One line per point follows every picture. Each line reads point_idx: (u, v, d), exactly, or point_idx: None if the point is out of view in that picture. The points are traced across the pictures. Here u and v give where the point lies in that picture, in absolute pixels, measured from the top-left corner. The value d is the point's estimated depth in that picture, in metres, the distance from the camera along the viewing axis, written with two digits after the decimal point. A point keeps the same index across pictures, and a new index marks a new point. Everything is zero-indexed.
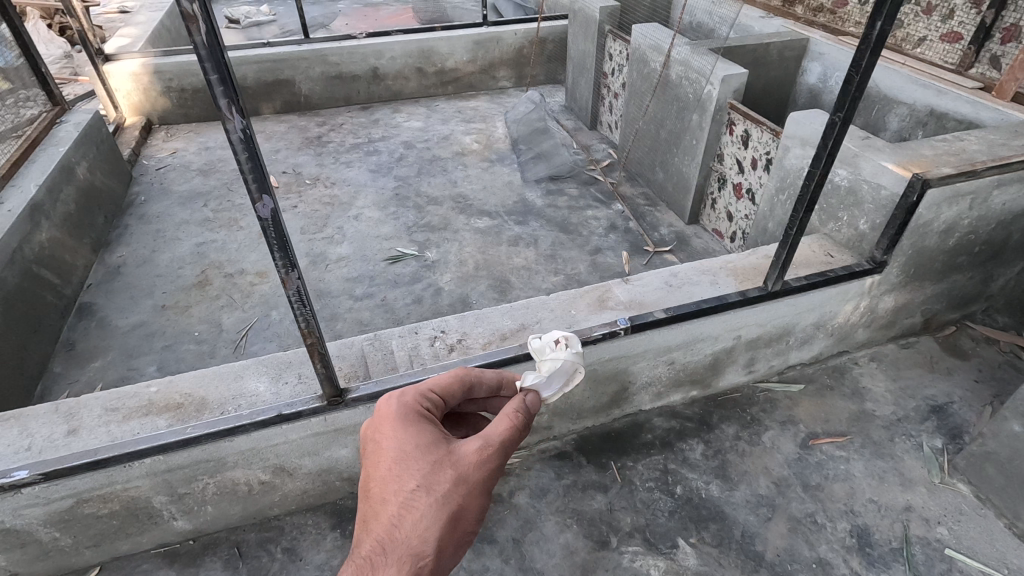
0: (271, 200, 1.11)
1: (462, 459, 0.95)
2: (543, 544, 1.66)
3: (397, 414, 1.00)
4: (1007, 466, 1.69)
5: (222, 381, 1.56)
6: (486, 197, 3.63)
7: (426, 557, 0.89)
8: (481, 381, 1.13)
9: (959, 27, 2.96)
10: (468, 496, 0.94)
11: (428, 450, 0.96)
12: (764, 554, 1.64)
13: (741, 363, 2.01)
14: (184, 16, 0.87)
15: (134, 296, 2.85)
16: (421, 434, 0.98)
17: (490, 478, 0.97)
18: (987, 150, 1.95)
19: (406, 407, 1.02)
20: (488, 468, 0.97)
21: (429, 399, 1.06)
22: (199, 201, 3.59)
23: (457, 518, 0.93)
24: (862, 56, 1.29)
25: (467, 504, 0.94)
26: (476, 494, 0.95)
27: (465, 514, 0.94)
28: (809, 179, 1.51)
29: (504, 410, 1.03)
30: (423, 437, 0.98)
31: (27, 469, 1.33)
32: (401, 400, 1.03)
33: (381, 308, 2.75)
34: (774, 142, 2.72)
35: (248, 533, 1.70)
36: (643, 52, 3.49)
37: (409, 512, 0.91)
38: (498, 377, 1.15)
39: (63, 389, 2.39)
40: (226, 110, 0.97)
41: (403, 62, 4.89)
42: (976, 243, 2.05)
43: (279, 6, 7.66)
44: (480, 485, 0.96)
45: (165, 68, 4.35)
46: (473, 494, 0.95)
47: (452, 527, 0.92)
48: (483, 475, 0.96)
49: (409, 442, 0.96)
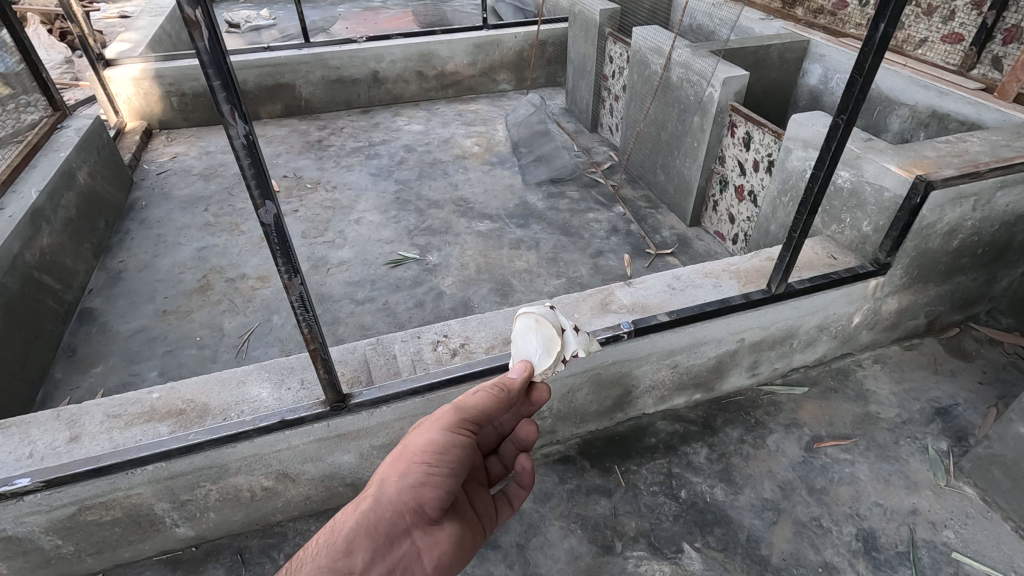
0: (274, 205, 1.10)
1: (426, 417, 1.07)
2: (547, 549, 1.65)
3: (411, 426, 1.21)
4: (1012, 468, 1.68)
5: (224, 387, 1.55)
6: (487, 200, 3.63)
7: (373, 484, 0.97)
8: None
9: (961, 28, 2.96)
10: (418, 433, 1.02)
11: (409, 426, 1.10)
12: (770, 558, 1.63)
13: (745, 366, 2.00)
14: (187, 22, 0.86)
15: (135, 301, 2.84)
16: (413, 426, 1.14)
17: (444, 418, 1.03)
18: (989, 151, 1.94)
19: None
20: (442, 413, 1.04)
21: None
22: (199, 206, 3.59)
23: (404, 451, 1.00)
24: (865, 58, 1.28)
25: (417, 440, 1.01)
26: (424, 430, 1.02)
27: (412, 447, 1.00)
28: (813, 181, 1.51)
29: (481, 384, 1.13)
30: (415, 428, 1.13)
31: (30, 477, 1.33)
32: None
33: (383, 312, 2.74)
34: (776, 143, 2.71)
35: (250, 540, 1.69)
36: (643, 54, 3.49)
37: (378, 467, 1.03)
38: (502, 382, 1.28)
39: (65, 395, 2.38)
40: (229, 116, 0.97)
41: (403, 66, 4.89)
42: (980, 244, 2.04)
43: (279, 10, 7.68)
44: (433, 422, 1.03)
45: (166, 72, 4.35)
46: (424, 434, 1.01)
47: (400, 459, 0.99)
48: (439, 417, 1.03)
49: (403, 427, 1.14)
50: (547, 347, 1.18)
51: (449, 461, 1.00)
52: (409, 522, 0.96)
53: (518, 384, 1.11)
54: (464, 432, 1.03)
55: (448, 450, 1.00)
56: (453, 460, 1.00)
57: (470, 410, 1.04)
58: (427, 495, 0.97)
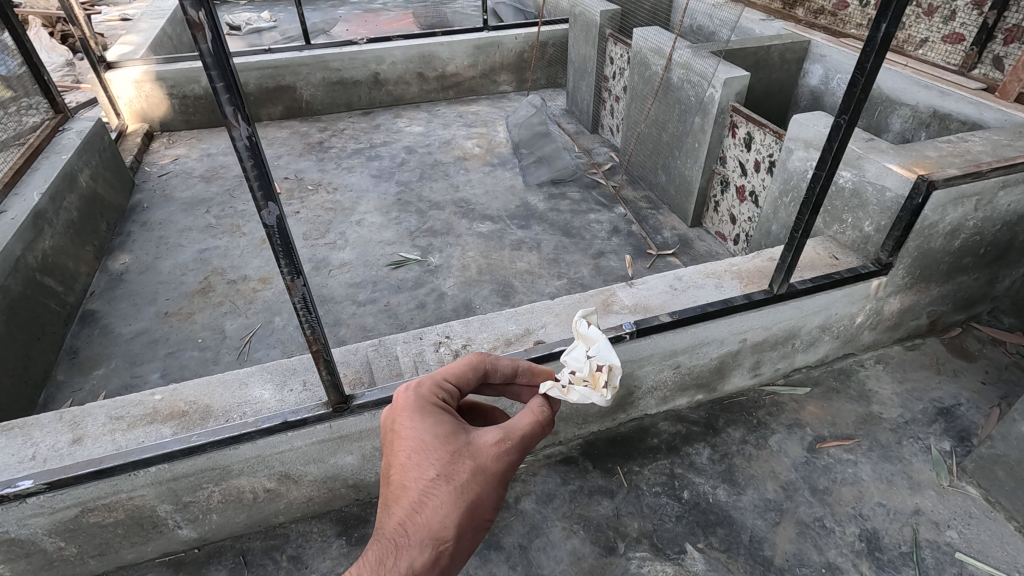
0: (277, 206, 1.10)
1: (483, 448, 0.91)
2: (550, 550, 1.65)
3: (411, 404, 0.95)
4: (1015, 468, 1.68)
5: (226, 388, 1.55)
6: (488, 202, 3.63)
7: (447, 542, 0.85)
8: (498, 367, 1.07)
9: (961, 28, 2.95)
10: (488, 483, 0.90)
11: (448, 444, 0.91)
12: (773, 558, 1.62)
13: (747, 366, 2.00)
14: (190, 24, 0.86)
15: (137, 303, 2.85)
16: (439, 426, 0.93)
17: (513, 467, 0.92)
18: (991, 151, 1.94)
19: (420, 403, 0.95)
20: (511, 458, 0.92)
21: (448, 390, 1.01)
22: (201, 208, 3.59)
23: (476, 506, 0.88)
24: (867, 58, 1.28)
25: (488, 492, 0.89)
26: (495, 482, 0.90)
27: (484, 501, 0.89)
28: (814, 181, 1.51)
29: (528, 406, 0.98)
30: (440, 427, 0.93)
31: (32, 479, 1.33)
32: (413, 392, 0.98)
33: (385, 314, 2.74)
34: (777, 144, 2.71)
35: (253, 541, 1.69)
36: (644, 55, 3.50)
37: (428, 499, 0.87)
38: (514, 363, 1.09)
39: (66, 397, 2.38)
40: (232, 118, 0.97)
41: (403, 68, 4.90)
42: (982, 244, 2.04)
43: (279, 13, 7.69)
44: (501, 473, 0.91)
45: (167, 75, 4.36)
46: (491, 484, 0.90)
47: (472, 512, 0.88)
48: (505, 466, 0.91)
49: (429, 432, 0.92)
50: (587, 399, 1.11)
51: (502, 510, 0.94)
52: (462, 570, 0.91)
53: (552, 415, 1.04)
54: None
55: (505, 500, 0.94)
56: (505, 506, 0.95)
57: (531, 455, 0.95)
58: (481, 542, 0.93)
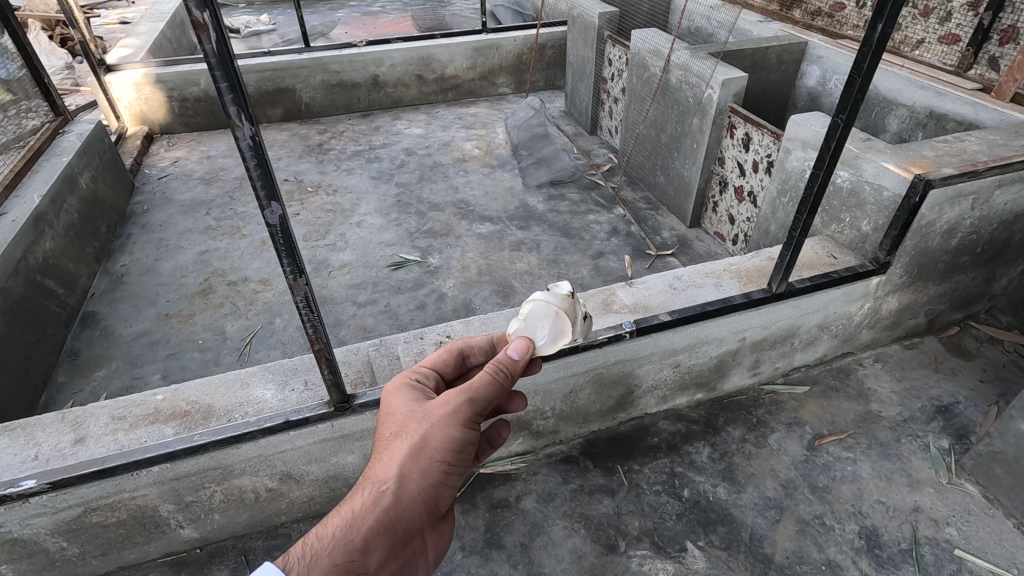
0: (279, 206, 1.11)
1: (434, 401, 0.99)
2: (551, 549, 1.66)
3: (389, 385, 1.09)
4: (1014, 466, 1.69)
5: (228, 389, 1.55)
6: (488, 203, 3.64)
7: (388, 483, 0.93)
8: (472, 348, 1.19)
9: (957, 28, 2.97)
10: (433, 428, 0.96)
11: (407, 405, 1.02)
12: (773, 556, 1.63)
13: (746, 365, 2.01)
14: (195, 25, 0.87)
15: (137, 305, 2.85)
16: (403, 394, 1.04)
17: (461, 411, 0.97)
18: (987, 150, 1.96)
19: (398, 382, 1.09)
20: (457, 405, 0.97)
21: (422, 372, 1.13)
22: (201, 210, 3.60)
23: (420, 449, 0.94)
24: (863, 57, 1.29)
25: (432, 435, 0.95)
26: (442, 426, 0.96)
27: (428, 445, 0.95)
28: (812, 180, 1.52)
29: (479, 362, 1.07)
30: (409, 396, 1.04)
31: (35, 478, 1.33)
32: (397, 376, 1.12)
33: (385, 315, 2.75)
34: (775, 144, 2.72)
35: (255, 541, 1.70)
36: (642, 57, 3.52)
37: (383, 453, 0.97)
38: (487, 339, 1.19)
39: (68, 399, 2.39)
40: (236, 118, 0.98)
41: (403, 70, 4.91)
42: (979, 243, 2.05)
43: (279, 16, 7.71)
44: (451, 419, 0.97)
45: (166, 77, 4.37)
46: (440, 427, 0.96)
47: (416, 457, 0.94)
48: (454, 413, 0.97)
49: (394, 400, 1.04)
50: (560, 338, 1.10)
51: (465, 460, 0.98)
52: (426, 518, 0.96)
53: (518, 368, 1.02)
54: (480, 425, 1.00)
55: (465, 448, 0.97)
56: (469, 457, 0.99)
57: (484, 403, 0.98)
58: (443, 493, 0.97)
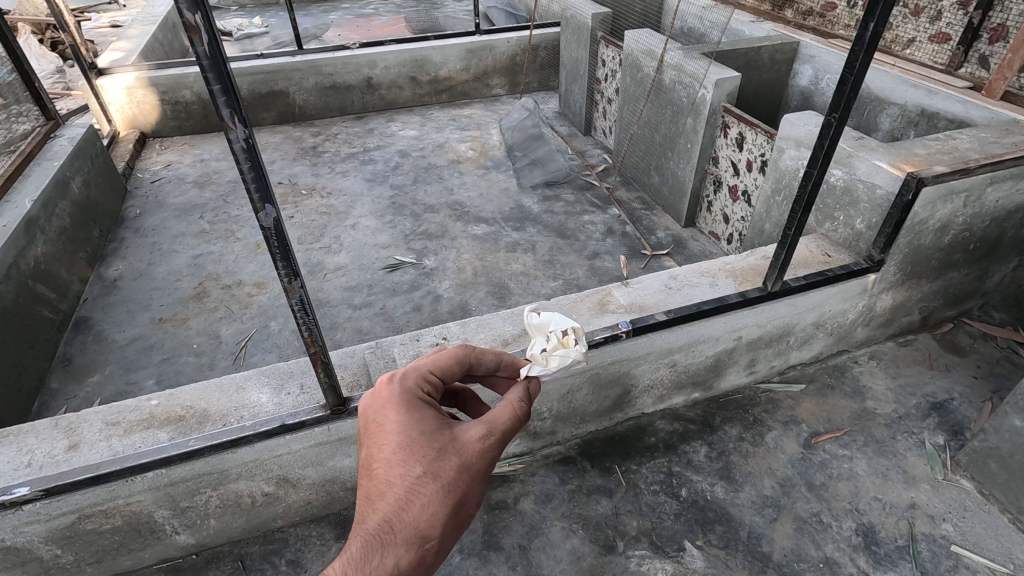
0: (274, 209, 1.11)
1: (469, 448, 0.93)
2: (549, 550, 1.65)
3: (398, 398, 0.95)
4: (1009, 461, 1.70)
5: (223, 393, 1.54)
6: (483, 204, 3.64)
7: (431, 539, 0.88)
8: (480, 361, 1.09)
9: (948, 27, 2.98)
10: (473, 479, 0.93)
11: (431, 437, 0.93)
12: (771, 554, 1.63)
13: (743, 364, 2.01)
14: (187, 28, 0.87)
15: (131, 309, 2.83)
16: (425, 419, 0.94)
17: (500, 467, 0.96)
18: (979, 148, 1.97)
19: (410, 396, 0.96)
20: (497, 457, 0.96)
21: (429, 382, 1.01)
22: (194, 214, 3.58)
23: (461, 503, 0.91)
24: (856, 57, 1.29)
25: (470, 489, 0.92)
26: (481, 480, 0.93)
27: (469, 499, 0.93)
28: (806, 179, 1.52)
29: (509, 400, 1.02)
30: (426, 422, 0.94)
31: (28, 486, 1.32)
32: (401, 383, 0.98)
33: (381, 317, 2.74)
34: (768, 143, 2.73)
35: (252, 546, 1.69)
36: (635, 58, 3.53)
37: (414, 497, 0.89)
38: (497, 359, 1.12)
39: (61, 405, 2.37)
40: (229, 120, 0.97)
41: (396, 72, 4.91)
42: (972, 240, 2.07)
43: (271, 18, 7.69)
44: (487, 470, 0.94)
45: (158, 81, 4.35)
46: (475, 479, 0.93)
47: (454, 509, 0.91)
48: (493, 464, 0.95)
49: (413, 429, 0.93)
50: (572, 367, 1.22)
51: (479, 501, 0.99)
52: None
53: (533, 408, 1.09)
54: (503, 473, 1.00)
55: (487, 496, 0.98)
56: None
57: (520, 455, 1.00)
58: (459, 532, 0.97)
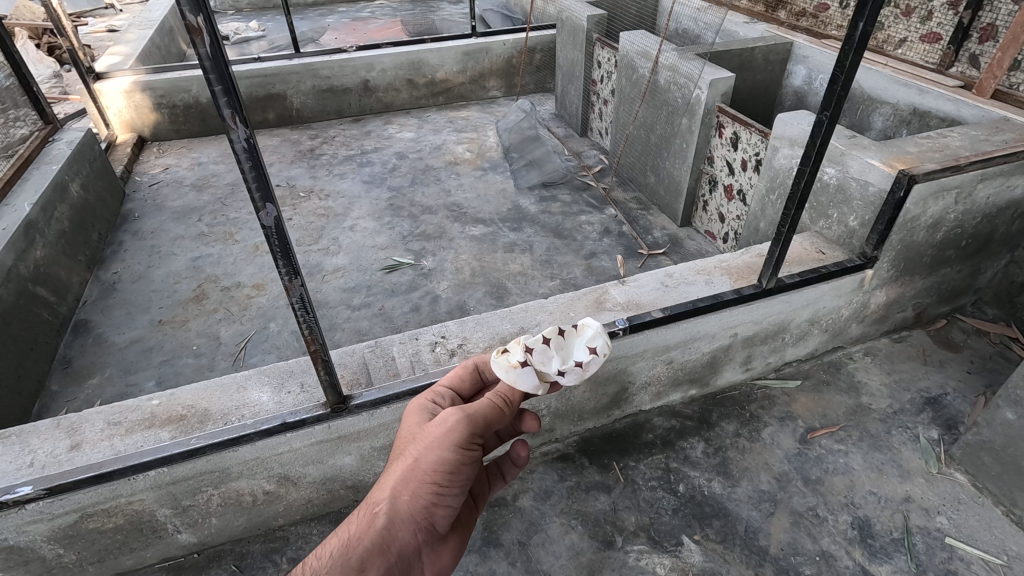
0: (274, 208, 1.12)
1: (430, 424, 1.04)
2: (549, 546, 1.67)
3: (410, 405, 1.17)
4: (1001, 454, 1.72)
5: (223, 392, 1.56)
6: (480, 205, 3.66)
7: (382, 503, 0.98)
8: (486, 362, 1.23)
9: (938, 27, 2.99)
10: (426, 450, 1.00)
11: (413, 426, 1.09)
12: (768, 548, 1.65)
13: (739, 361, 2.03)
14: (189, 29, 0.88)
15: (130, 312, 2.84)
16: (416, 415, 1.12)
17: (454, 432, 1.00)
18: (969, 146, 1.99)
19: (419, 401, 1.17)
20: (453, 428, 1.00)
21: (444, 391, 1.19)
22: (193, 216, 3.59)
23: (412, 469, 0.99)
24: (846, 56, 1.32)
25: (423, 457, 1.00)
26: (433, 448, 1.00)
27: (423, 468, 0.99)
28: (799, 177, 1.54)
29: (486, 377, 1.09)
30: (415, 417, 1.12)
31: (31, 485, 1.33)
32: (419, 395, 1.20)
33: (379, 317, 2.75)
34: (763, 143, 2.75)
35: (252, 545, 1.70)
36: (631, 59, 3.55)
37: (384, 473, 1.04)
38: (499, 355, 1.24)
39: (61, 407, 2.38)
40: (230, 120, 0.99)
41: (393, 75, 4.93)
42: (964, 237, 2.09)
43: (268, 22, 7.72)
44: (444, 439, 1.00)
45: (156, 85, 4.36)
46: (430, 449, 1.00)
47: (410, 477, 0.99)
48: (449, 433, 1.00)
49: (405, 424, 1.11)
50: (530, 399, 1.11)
51: (458, 483, 1.01)
52: (421, 541, 1.00)
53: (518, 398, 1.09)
54: (473, 445, 1.02)
55: (458, 469, 1.00)
56: (463, 479, 1.01)
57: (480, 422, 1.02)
58: (438, 513, 1.01)
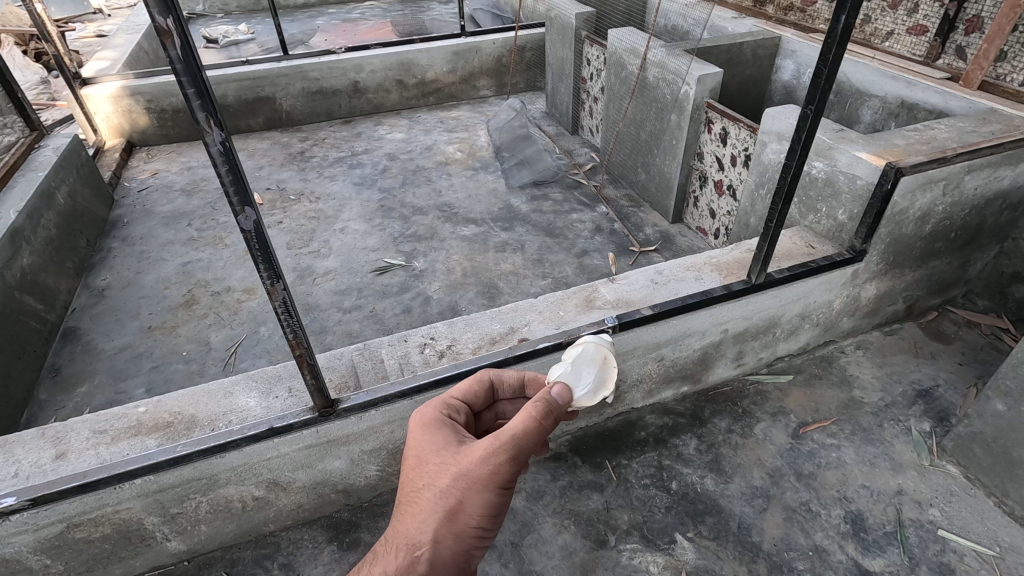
0: (254, 211, 1.11)
1: (468, 459, 1.02)
2: (542, 546, 1.66)
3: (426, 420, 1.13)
4: (992, 445, 1.72)
5: (211, 398, 1.54)
6: (471, 205, 3.64)
7: (423, 547, 1.00)
8: (502, 381, 1.26)
9: (924, 19, 2.99)
10: (468, 493, 1.00)
11: (441, 452, 1.06)
12: (761, 543, 1.65)
13: (730, 356, 2.03)
14: (159, 31, 0.87)
15: (119, 319, 2.82)
16: (438, 437, 1.09)
17: (497, 478, 1.00)
18: (956, 137, 1.99)
19: (436, 416, 1.13)
20: (496, 471, 1.00)
21: (454, 406, 1.19)
22: (182, 221, 3.57)
23: (457, 511, 1.00)
24: (828, 49, 1.31)
25: (466, 502, 1.01)
26: (477, 494, 1.00)
27: (465, 509, 1.01)
28: (785, 172, 1.54)
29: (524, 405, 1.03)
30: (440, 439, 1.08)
31: (14, 496, 1.32)
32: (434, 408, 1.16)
33: (371, 319, 2.74)
34: (752, 138, 2.75)
35: (243, 551, 1.69)
36: (619, 56, 3.54)
37: (417, 507, 1.03)
38: (519, 376, 1.26)
39: (50, 416, 2.36)
40: (205, 123, 0.98)
41: (383, 75, 4.91)
42: (953, 228, 2.09)
43: (257, 25, 7.67)
44: (485, 483, 1.00)
45: (143, 89, 4.34)
46: (473, 494, 1.00)
47: (452, 521, 1.01)
48: (492, 476, 1.00)
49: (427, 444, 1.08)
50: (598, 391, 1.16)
51: (497, 520, 1.04)
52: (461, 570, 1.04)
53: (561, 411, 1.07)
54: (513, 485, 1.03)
55: (499, 509, 1.02)
56: (502, 516, 1.05)
57: (523, 462, 1.02)
58: (478, 550, 1.05)
